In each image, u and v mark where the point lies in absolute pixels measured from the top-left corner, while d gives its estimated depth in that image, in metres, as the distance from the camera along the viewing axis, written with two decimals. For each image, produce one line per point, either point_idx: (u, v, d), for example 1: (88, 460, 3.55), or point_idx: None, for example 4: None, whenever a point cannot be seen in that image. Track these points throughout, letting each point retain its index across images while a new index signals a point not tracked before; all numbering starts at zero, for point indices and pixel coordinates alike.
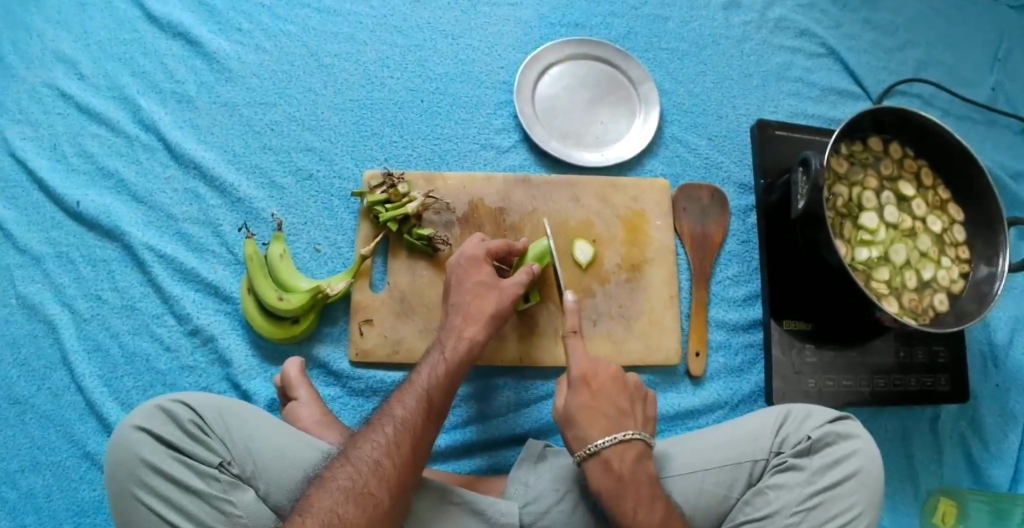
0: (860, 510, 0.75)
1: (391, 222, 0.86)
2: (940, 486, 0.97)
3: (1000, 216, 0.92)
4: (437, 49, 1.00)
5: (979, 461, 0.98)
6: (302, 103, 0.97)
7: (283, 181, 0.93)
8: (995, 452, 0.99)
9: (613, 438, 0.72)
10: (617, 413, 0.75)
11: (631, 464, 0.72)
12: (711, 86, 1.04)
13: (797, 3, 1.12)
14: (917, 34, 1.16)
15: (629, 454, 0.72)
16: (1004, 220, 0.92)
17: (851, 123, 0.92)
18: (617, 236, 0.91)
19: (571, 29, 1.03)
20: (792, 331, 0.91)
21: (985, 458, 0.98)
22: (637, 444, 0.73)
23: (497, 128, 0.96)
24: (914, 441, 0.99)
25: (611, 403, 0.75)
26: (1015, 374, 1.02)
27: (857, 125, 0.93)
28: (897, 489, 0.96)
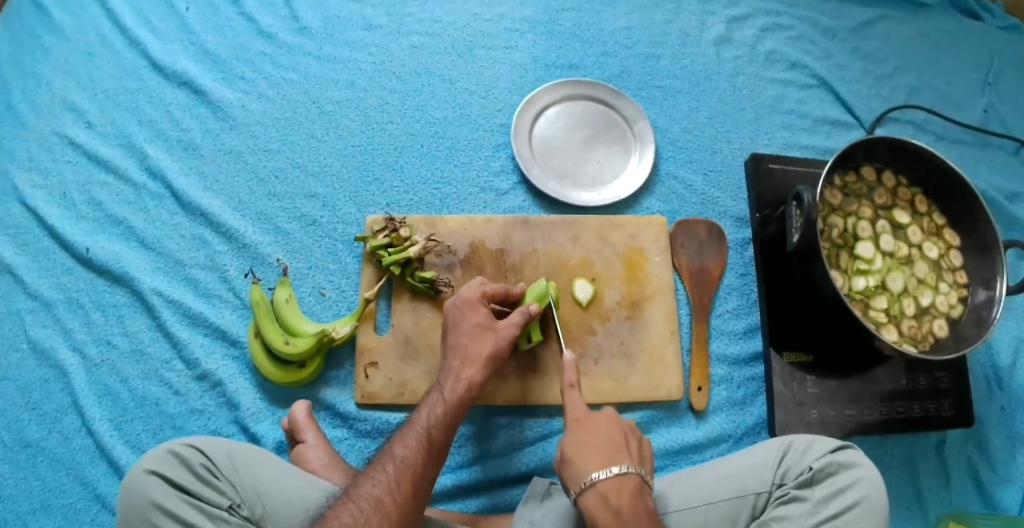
0: None
1: (394, 266, 0.89)
2: (948, 511, 0.98)
3: (995, 238, 0.93)
4: (436, 95, 1.03)
5: (987, 484, 1.00)
6: (305, 150, 1.00)
7: (288, 226, 0.96)
8: (1004, 475, 1.00)
9: (588, 407, 0.76)
10: (595, 390, 0.79)
11: (604, 426, 0.75)
12: (705, 121, 1.05)
13: (787, 36, 1.14)
14: (907, 60, 1.18)
15: (601, 421, 0.75)
16: (999, 243, 0.92)
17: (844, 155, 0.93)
18: (616, 274, 0.92)
19: (565, 70, 1.05)
20: (793, 363, 0.91)
21: (994, 481, 1.00)
22: (611, 414, 0.77)
23: (497, 170, 0.98)
24: (920, 468, 1.01)
25: (589, 383, 0.80)
26: (1019, 394, 1.05)
27: (850, 156, 0.94)
28: (907, 516, 0.97)
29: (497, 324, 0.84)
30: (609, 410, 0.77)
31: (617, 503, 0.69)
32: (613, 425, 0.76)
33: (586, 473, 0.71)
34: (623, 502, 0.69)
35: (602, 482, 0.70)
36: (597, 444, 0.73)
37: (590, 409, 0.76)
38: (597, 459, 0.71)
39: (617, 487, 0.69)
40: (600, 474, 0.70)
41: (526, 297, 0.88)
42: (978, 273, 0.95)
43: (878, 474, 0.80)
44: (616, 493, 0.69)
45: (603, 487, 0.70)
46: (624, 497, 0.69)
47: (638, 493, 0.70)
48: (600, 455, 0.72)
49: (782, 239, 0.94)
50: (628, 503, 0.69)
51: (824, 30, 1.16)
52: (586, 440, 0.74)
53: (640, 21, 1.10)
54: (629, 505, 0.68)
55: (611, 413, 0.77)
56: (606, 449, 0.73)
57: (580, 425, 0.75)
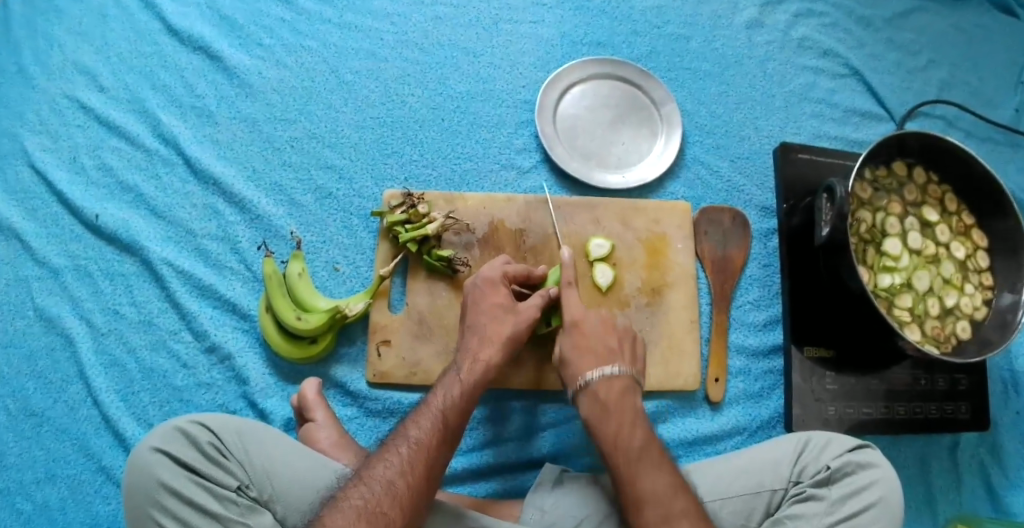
0: None
1: (411, 242, 0.87)
2: (957, 513, 0.98)
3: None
4: (458, 68, 0.98)
5: (998, 488, 0.99)
6: (323, 120, 0.97)
7: (302, 199, 0.94)
8: (1015, 479, 1.00)
9: (601, 372, 0.76)
10: (605, 352, 0.78)
11: (618, 395, 0.75)
12: (734, 107, 0.99)
13: (821, 23, 1.08)
14: (941, 53, 1.14)
15: (614, 388, 0.76)
16: None
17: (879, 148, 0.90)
18: (638, 261, 0.89)
19: (593, 48, 1.00)
20: (813, 358, 0.89)
21: (1004, 485, 1.00)
22: (623, 379, 0.76)
23: (519, 148, 0.94)
24: (932, 468, 1.01)
25: (601, 341, 0.78)
26: None
27: (884, 148, 0.91)
28: (916, 517, 0.98)
29: (516, 305, 0.81)
30: (622, 374, 0.76)
31: (607, 400, 0.75)
32: (628, 393, 0.76)
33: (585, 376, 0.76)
34: (611, 399, 0.75)
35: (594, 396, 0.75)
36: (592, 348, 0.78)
37: (605, 375, 0.75)
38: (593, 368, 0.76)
39: (606, 385, 0.75)
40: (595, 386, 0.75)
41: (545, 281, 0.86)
42: (1004, 275, 0.93)
43: (895, 475, 0.79)
44: (606, 390, 0.75)
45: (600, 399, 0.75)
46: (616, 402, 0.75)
47: (625, 392, 0.76)
48: (594, 359, 0.77)
49: (808, 230, 0.91)
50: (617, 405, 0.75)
51: (860, 19, 1.11)
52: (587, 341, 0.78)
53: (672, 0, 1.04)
54: (615, 402, 0.75)
55: (625, 377, 0.76)
56: (601, 351, 0.78)
57: (594, 394, 0.75)
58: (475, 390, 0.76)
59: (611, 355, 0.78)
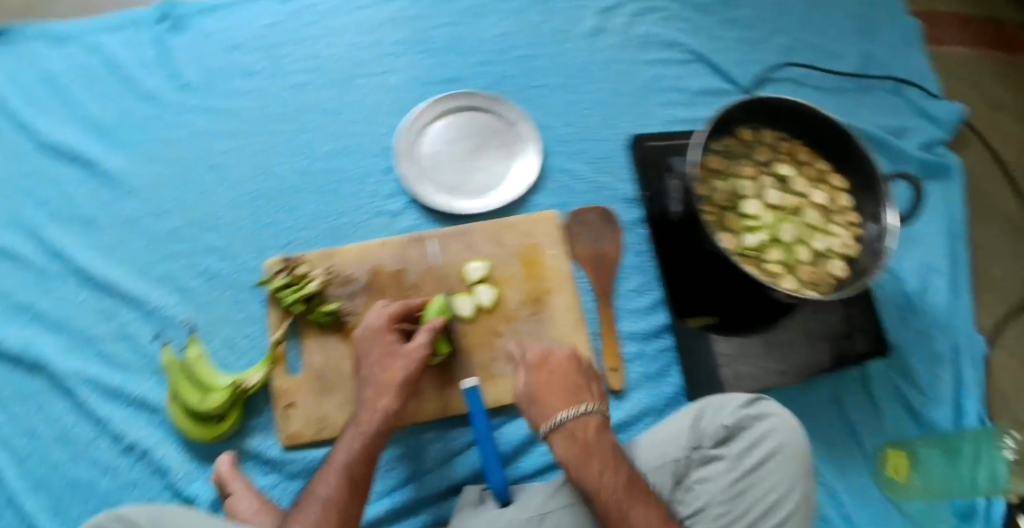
0: (783, 485, 0.79)
1: (296, 304, 0.91)
2: (886, 440, 1.04)
3: (879, 175, 0.92)
4: (320, 130, 1.01)
5: (919, 408, 1.05)
6: (200, 206, 1.00)
7: (191, 283, 0.97)
8: (932, 394, 1.06)
9: (575, 411, 0.78)
10: (575, 391, 0.81)
11: (594, 434, 0.78)
12: (587, 112, 1.03)
13: (659, 18, 1.12)
14: (779, 23, 1.17)
15: (590, 427, 0.78)
16: (885, 180, 0.92)
17: (718, 122, 0.93)
18: (517, 274, 0.93)
19: (444, 84, 1.03)
20: (699, 326, 0.93)
21: (924, 403, 1.05)
22: (596, 416, 0.79)
23: (387, 194, 0.98)
24: (847, 404, 1.05)
25: (566, 383, 0.81)
26: (933, 318, 1.10)
27: (725, 120, 0.94)
28: (845, 455, 1.03)
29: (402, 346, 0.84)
30: (595, 413, 0.79)
31: (583, 437, 0.77)
32: (602, 430, 0.78)
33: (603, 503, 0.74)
34: (588, 437, 0.77)
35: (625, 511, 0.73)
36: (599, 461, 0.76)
37: (577, 414, 0.77)
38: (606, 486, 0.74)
39: (583, 425, 0.77)
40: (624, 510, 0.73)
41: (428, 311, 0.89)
42: (869, 210, 0.96)
43: (789, 414, 0.82)
44: (582, 429, 0.77)
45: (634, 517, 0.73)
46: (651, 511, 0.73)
47: (601, 429, 0.78)
48: (565, 397, 0.79)
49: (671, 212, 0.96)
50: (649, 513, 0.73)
51: (695, 6, 1.14)
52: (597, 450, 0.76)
53: (515, 26, 1.07)
54: (595, 440, 0.77)
55: (597, 416, 0.79)
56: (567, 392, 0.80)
57: (572, 434, 0.77)
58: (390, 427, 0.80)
59: (580, 394, 0.80)
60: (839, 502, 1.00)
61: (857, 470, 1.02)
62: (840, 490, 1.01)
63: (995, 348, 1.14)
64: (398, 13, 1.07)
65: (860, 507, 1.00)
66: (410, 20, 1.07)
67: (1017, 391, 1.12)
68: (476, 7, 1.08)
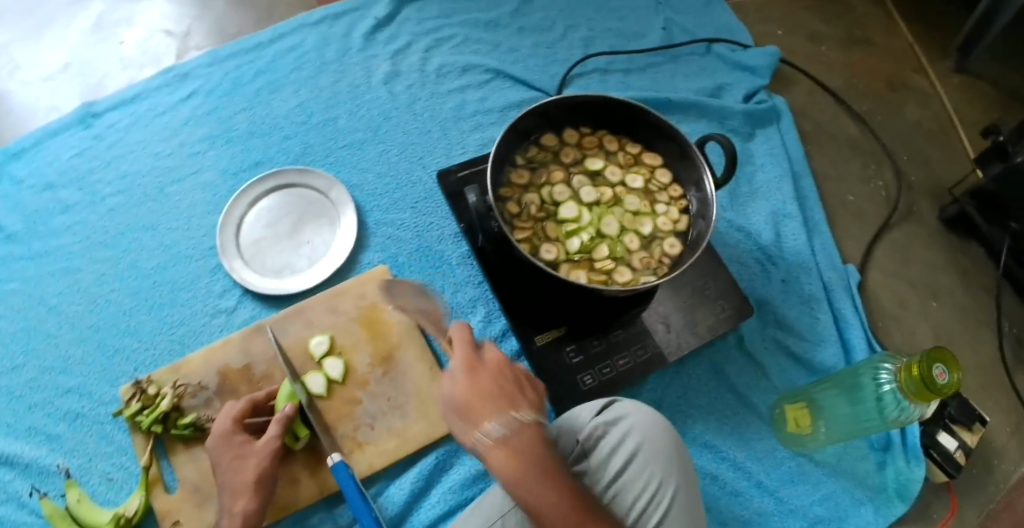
0: (658, 480, 0.74)
1: (154, 425, 0.91)
2: (781, 395, 1.00)
3: (685, 143, 0.91)
4: (144, 246, 1.02)
5: (802, 353, 1.01)
6: (48, 352, 0.99)
7: (57, 429, 0.96)
8: (816, 338, 1.03)
9: (508, 420, 0.67)
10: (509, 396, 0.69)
11: (527, 441, 0.66)
12: (396, 159, 1.07)
13: (453, 46, 1.18)
14: (575, 18, 1.23)
15: (522, 434, 0.66)
16: (689, 146, 0.91)
17: (512, 134, 0.92)
18: (359, 339, 0.94)
19: (253, 169, 1.06)
20: (548, 341, 0.91)
21: (808, 348, 1.02)
22: (530, 422, 0.68)
23: (220, 292, 0.99)
24: (730, 371, 1.00)
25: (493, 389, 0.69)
26: (794, 261, 1.07)
27: (519, 131, 0.94)
28: (745, 422, 0.97)
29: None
30: (525, 419, 0.68)
31: (518, 445, 0.66)
32: (539, 436, 0.67)
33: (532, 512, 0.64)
34: (522, 443, 0.66)
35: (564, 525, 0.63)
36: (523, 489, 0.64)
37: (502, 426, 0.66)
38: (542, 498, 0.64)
39: (515, 432, 0.66)
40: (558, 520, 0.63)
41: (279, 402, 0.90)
42: (689, 179, 0.95)
43: (644, 408, 0.78)
44: (517, 436, 0.66)
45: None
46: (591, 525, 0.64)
47: (538, 433, 0.67)
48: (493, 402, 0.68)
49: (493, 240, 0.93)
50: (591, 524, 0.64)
51: (488, 24, 1.20)
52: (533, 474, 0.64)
53: (310, 93, 1.11)
54: (524, 444, 0.66)
55: (530, 422, 0.68)
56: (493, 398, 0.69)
57: (502, 446, 0.66)
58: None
59: (507, 403, 0.68)
60: (748, 472, 0.94)
61: (760, 434, 0.97)
62: (742, 458, 0.95)
63: (868, 271, 1.11)
64: (196, 110, 1.10)
65: (770, 473, 0.95)
66: (208, 115, 1.10)
67: (898, 306, 1.09)
68: (268, 83, 1.12)
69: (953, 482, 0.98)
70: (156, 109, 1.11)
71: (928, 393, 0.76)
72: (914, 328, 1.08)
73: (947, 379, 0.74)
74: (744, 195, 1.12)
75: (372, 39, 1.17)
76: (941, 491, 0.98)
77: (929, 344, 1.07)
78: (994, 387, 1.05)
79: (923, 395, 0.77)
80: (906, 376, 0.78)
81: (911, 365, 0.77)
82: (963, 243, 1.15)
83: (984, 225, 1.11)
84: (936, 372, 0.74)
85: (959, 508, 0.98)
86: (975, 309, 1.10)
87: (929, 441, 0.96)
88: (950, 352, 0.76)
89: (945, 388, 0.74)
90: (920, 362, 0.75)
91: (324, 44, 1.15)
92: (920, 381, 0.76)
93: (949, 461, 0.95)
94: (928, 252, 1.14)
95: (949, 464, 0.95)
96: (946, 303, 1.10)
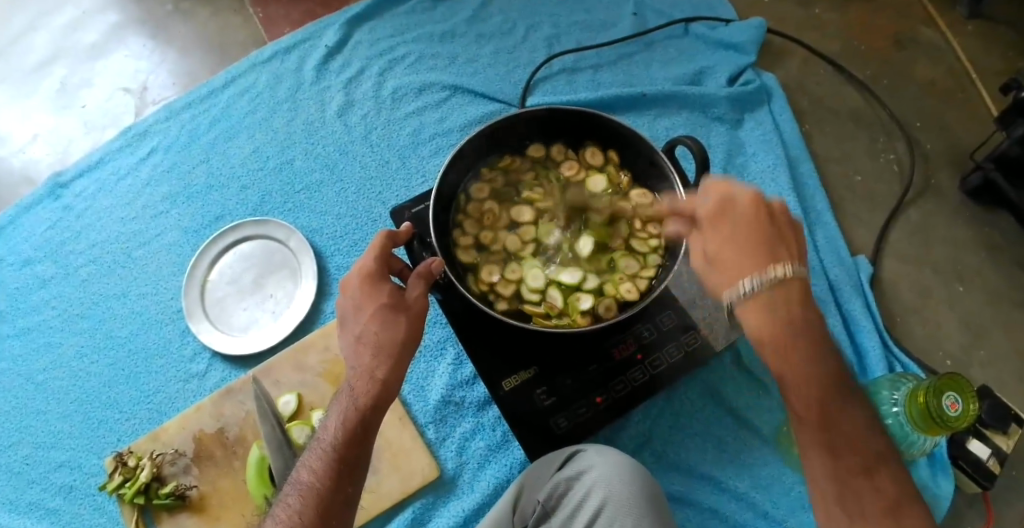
0: None
1: (137, 496, 0.88)
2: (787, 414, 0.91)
3: (650, 150, 0.79)
4: (117, 314, 1.02)
5: None
6: (39, 427, 0.96)
7: (53, 503, 0.92)
8: None
9: (767, 276, 0.61)
10: (767, 247, 0.62)
11: (796, 298, 0.61)
12: (355, 196, 1.04)
13: (406, 66, 1.11)
14: (536, 16, 1.15)
15: (792, 294, 0.61)
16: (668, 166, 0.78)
17: (469, 149, 0.83)
18: (326, 395, 0.92)
19: (213, 224, 1.05)
20: (517, 385, 0.84)
21: None
22: (797, 280, 0.61)
23: (191, 355, 0.98)
24: (726, 392, 0.92)
25: (752, 241, 0.63)
26: None
27: (477, 148, 0.84)
28: (750, 446, 0.89)
29: (402, 298, 0.70)
30: (789, 275, 0.61)
31: (788, 304, 0.61)
32: (802, 296, 0.61)
33: (733, 280, 0.62)
34: (794, 303, 0.61)
35: (768, 283, 0.61)
36: (744, 236, 0.63)
37: (772, 279, 0.60)
38: (743, 263, 0.62)
39: (780, 289, 0.61)
40: (756, 278, 0.61)
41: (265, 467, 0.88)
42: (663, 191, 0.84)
43: (607, 461, 0.72)
44: (782, 293, 0.61)
45: (761, 294, 0.61)
46: (758, 317, 0.61)
47: (803, 292, 0.61)
48: (752, 256, 0.62)
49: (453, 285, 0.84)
50: (781, 290, 0.61)
51: (443, 35, 1.13)
52: (726, 241, 0.64)
53: (264, 137, 1.09)
54: (798, 304, 0.61)
55: (791, 278, 0.61)
56: (754, 246, 0.63)
57: (798, 293, 0.61)
58: (353, 446, 0.65)
59: (757, 250, 0.62)
60: (753, 503, 0.86)
61: (765, 460, 0.88)
62: (744, 487, 0.87)
63: (882, 259, 1.00)
64: (156, 169, 1.08)
65: (778, 502, 0.86)
66: (167, 172, 1.08)
67: (920, 296, 0.98)
68: (223, 132, 1.09)
69: (989, 492, 0.87)
70: (119, 172, 1.09)
71: (939, 426, 0.74)
72: (940, 319, 0.96)
73: (960, 409, 0.72)
74: None
75: (324, 68, 1.11)
76: (975, 501, 0.87)
77: (959, 335, 0.95)
78: None
79: (930, 424, 0.75)
80: (913, 405, 0.77)
81: (919, 391, 0.76)
82: (991, 214, 1.01)
83: (1013, 194, 0.97)
84: (946, 403, 0.73)
85: (1000, 520, 0.87)
86: (1009, 288, 0.97)
87: (958, 451, 0.85)
88: (965, 381, 0.74)
89: (955, 420, 0.72)
90: (927, 392, 0.74)
91: (277, 81, 1.11)
92: (927, 410, 0.74)
93: (980, 471, 0.84)
94: (952, 229, 1.01)
95: (982, 475, 0.84)
96: (974, 286, 0.97)
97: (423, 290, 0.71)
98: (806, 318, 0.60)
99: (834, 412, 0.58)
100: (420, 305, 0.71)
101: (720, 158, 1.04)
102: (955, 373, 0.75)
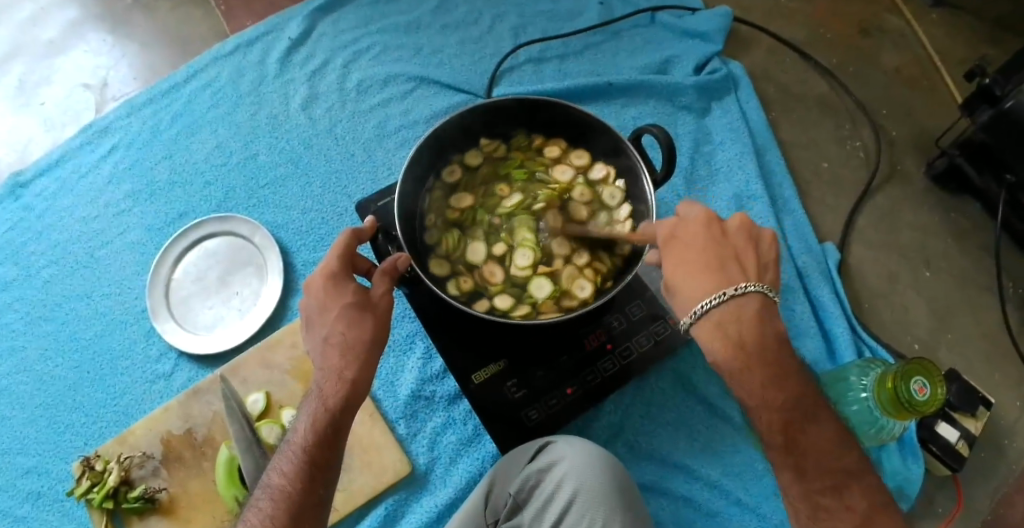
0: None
1: (105, 501, 0.86)
2: None
3: (614, 139, 0.79)
4: (81, 316, 1.00)
5: None
6: (2, 433, 0.94)
7: (20, 510, 0.90)
8: (796, 331, 0.93)
9: (722, 296, 0.60)
10: (723, 265, 0.62)
11: (754, 322, 0.59)
12: (321, 190, 1.03)
13: (370, 58, 1.10)
14: (501, 6, 1.15)
15: (746, 315, 0.59)
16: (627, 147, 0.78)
17: (431, 142, 0.81)
18: (296, 393, 0.91)
19: (178, 222, 1.03)
20: (486, 379, 0.84)
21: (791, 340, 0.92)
22: (758, 295, 0.60)
23: (156, 356, 0.97)
24: (697, 379, 0.93)
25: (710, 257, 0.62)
26: None
27: (440, 140, 0.83)
28: (720, 433, 0.90)
29: (367, 297, 0.70)
30: (752, 292, 0.60)
31: (741, 330, 0.59)
32: (765, 315, 0.60)
33: (689, 305, 0.61)
34: (747, 327, 0.59)
35: (722, 303, 0.59)
36: (697, 256, 0.63)
37: (726, 298, 0.59)
38: (699, 284, 0.61)
39: (737, 313, 0.59)
40: (711, 299, 0.60)
41: (236, 470, 0.87)
42: (628, 176, 0.84)
43: (579, 453, 0.72)
44: (737, 316, 0.59)
45: (715, 315, 0.60)
46: (714, 339, 0.60)
47: (763, 310, 0.60)
48: (709, 277, 0.61)
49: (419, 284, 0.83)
50: (736, 310, 0.60)
51: (408, 27, 1.12)
52: (679, 262, 0.63)
53: (228, 131, 1.07)
54: (753, 329, 0.59)
55: (756, 296, 0.60)
56: (706, 261, 0.62)
57: (761, 315, 0.60)
58: (325, 446, 0.65)
59: (717, 264, 0.62)
60: (726, 490, 0.86)
61: (736, 447, 0.89)
62: (718, 475, 0.87)
63: (849, 245, 1.01)
64: (117, 166, 1.06)
65: (750, 489, 0.87)
66: (129, 169, 1.06)
67: (888, 281, 0.99)
68: (185, 127, 1.07)
69: (959, 472, 0.88)
70: (80, 170, 1.06)
71: (906, 410, 0.74)
72: (908, 303, 0.97)
73: (927, 394, 0.73)
74: (703, 178, 1.02)
75: (287, 61, 1.10)
76: (945, 483, 0.89)
77: (924, 318, 0.96)
78: (998, 358, 0.94)
79: (898, 410, 0.76)
80: (882, 391, 0.77)
81: (887, 378, 0.76)
82: (957, 201, 1.03)
83: (977, 178, 0.98)
84: (913, 388, 0.73)
85: (968, 500, 0.88)
86: (975, 273, 0.99)
87: (927, 434, 0.86)
88: (933, 369, 0.74)
89: (923, 404, 0.73)
90: (896, 377, 0.74)
91: (239, 75, 1.10)
92: (896, 395, 0.74)
93: (950, 453, 0.85)
94: (918, 214, 1.02)
95: (950, 456, 0.85)
96: (941, 272, 0.99)
97: (388, 287, 0.71)
98: (764, 340, 0.59)
99: (799, 431, 0.57)
100: (385, 303, 0.70)
101: (687, 146, 1.04)
102: (923, 359, 0.76)
